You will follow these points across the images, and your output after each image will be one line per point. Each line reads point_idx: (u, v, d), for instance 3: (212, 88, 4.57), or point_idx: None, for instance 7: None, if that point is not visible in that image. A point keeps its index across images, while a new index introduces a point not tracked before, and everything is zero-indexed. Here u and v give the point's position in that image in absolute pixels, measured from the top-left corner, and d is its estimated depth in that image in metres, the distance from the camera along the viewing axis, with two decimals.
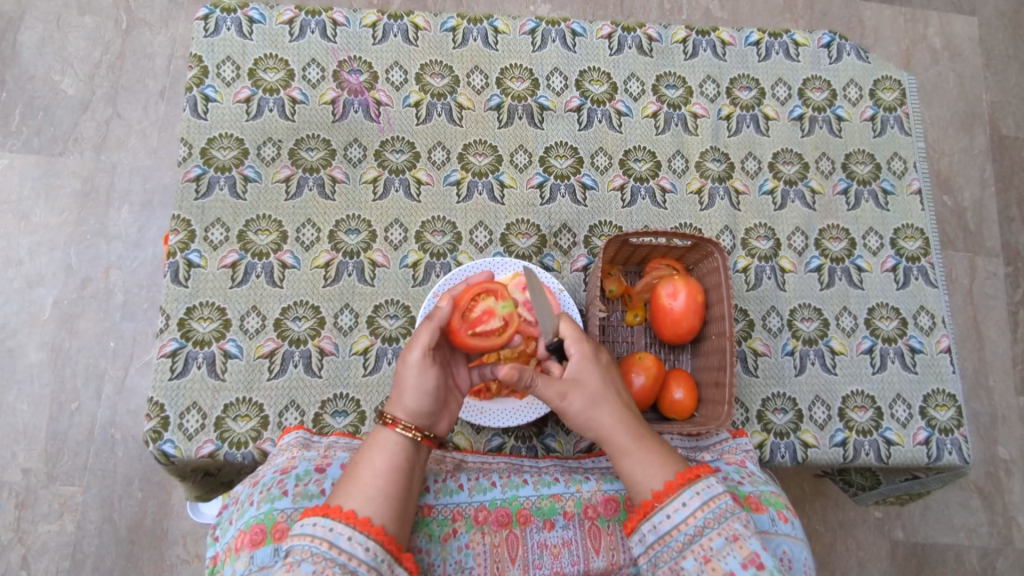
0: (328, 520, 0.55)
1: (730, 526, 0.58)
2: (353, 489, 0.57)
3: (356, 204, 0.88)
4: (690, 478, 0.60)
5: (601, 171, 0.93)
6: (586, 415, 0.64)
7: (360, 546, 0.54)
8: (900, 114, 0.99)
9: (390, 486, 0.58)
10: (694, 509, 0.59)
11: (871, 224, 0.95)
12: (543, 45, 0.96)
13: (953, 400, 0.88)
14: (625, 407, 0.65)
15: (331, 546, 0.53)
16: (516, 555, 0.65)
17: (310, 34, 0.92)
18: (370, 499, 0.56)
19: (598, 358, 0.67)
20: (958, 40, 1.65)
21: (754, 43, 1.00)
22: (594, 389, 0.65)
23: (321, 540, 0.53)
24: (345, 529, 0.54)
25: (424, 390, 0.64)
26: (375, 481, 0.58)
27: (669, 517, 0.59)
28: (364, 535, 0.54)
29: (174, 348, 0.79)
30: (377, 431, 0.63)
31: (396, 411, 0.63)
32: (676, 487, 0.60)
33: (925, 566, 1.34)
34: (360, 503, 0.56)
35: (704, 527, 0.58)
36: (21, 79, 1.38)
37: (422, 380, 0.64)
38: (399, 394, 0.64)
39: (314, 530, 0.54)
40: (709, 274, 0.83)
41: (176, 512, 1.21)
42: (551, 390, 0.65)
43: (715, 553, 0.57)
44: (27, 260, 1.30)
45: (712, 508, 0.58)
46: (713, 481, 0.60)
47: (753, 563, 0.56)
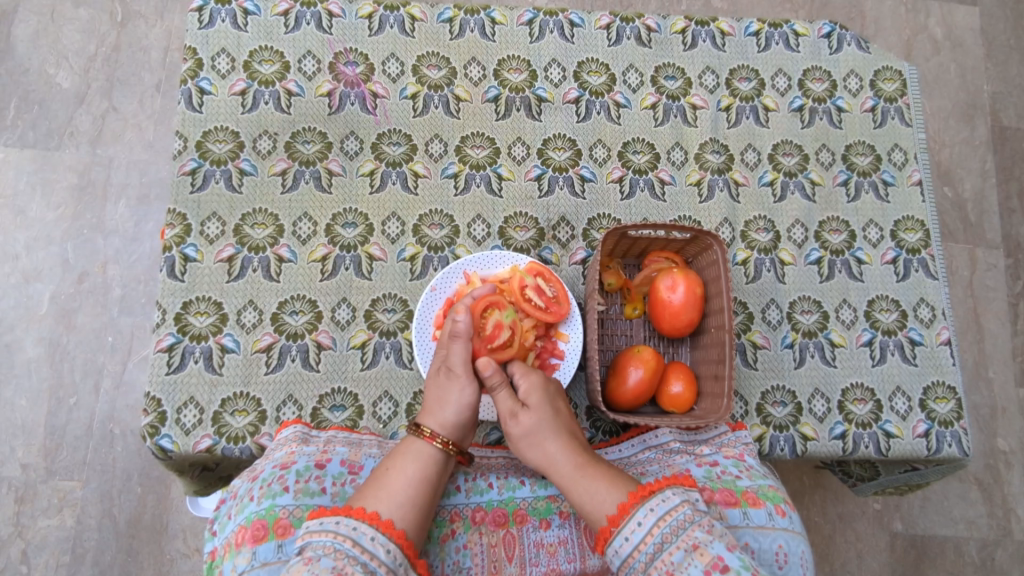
0: (352, 520, 0.55)
1: (689, 536, 0.57)
2: (380, 493, 0.58)
3: (353, 197, 0.88)
4: (643, 495, 0.60)
5: (599, 164, 0.93)
6: (531, 442, 0.67)
7: (382, 547, 0.54)
8: (900, 105, 0.99)
9: (418, 495, 0.59)
10: (650, 527, 0.58)
11: (871, 216, 0.94)
12: (540, 36, 0.95)
13: (953, 393, 0.87)
14: (570, 436, 0.67)
15: (355, 544, 0.54)
16: (513, 555, 0.64)
17: (305, 26, 0.91)
18: (397, 504, 0.57)
19: (545, 390, 0.71)
20: (958, 31, 1.64)
21: (754, 33, 0.99)
22: (537, 421, 0.67)
23: (344, 538, 0.54)
24: (369, 529, 0.55)
25: (464, 404, 0.67)
26: (404, 488, 0.59)
27: (628, 539, 0.59)
28: (387, 537, 0.55)
29: (170, 343, 0.79)
30: (410, 440, 0.65)
31: (433, 424, 0.65)
32: (629, 507, 0.60)
33: (924, 558, 1.34)
34: (385, 506, 0.57)
35: (662, 543, 0.57)
36: (14, 72, 1.37)
37: (462, 396, 0.68)
38: (437, 409, 0.67)
39: (337, 528, 0.54)
40: (708, 267, 0.83)
41: (175, 507, 1.21)
42: (506, 405, 0.69)
43: (677, 566, 0.56)
44: (24, 255, 1.30)
45: (667, 521, 0.58)
46: (667, 494, 0.60)
47: (716, 567, 0.55)
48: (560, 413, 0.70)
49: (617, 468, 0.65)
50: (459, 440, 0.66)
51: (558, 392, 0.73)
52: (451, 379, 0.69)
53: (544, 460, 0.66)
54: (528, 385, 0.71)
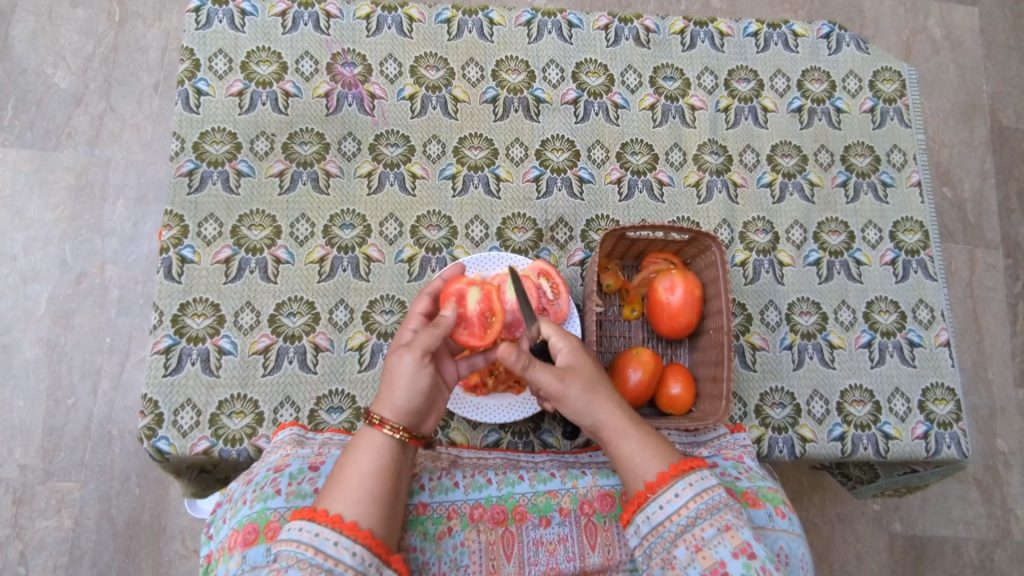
0: (314, 525, 0.54)
1: (722, 517, 0.58)
2: (339, 491, 0.57)
3: (350, 198, 0.87)
4: (684, 470, 0.60)
5: (598, 165, 0.92)
6: (586, 404, 0.64)
7: (346, 551, 0.53)
8: (899, 106, 0.98)
9: (377, 487, 0.57)
10: (687, 500, 0.58)
11: (870, 217, 0.94)
12: (539, 37, 0.95)
13: (952, 394, 0.87)
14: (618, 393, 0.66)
15: (317, 552, 0.53)
16: (512, 553, 0.64)
17: (302, 27, 0.91)
18: (356, 501, 0.56)
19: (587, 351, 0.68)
20: (958, 31, 1.64)
21: (753, 34, 0.99)
22: (592, 377, 0.65)
23: (306, 547, 0.53)
24: (330, 534, 0.54)
25: (416, 389, 0.62)
26: (361, 482, 0.57)
27: (662, 508, 0.59)
28: (351, 540, 0.54)
29: (167, 344, 0.78)
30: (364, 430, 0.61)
31: (385, 411, 0.61)
32: (669, 478, 0.60)
33: (923, 559, 1.34)
34: (345, 506, 0.55)
35: (696, 517, 0.58)
36: (12, 73, 1.37)
37: (417, 379, 0.63)
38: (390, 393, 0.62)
39: (300, 536, 0.54)
40: (707, 269, 0.83)
41: (173, 508, 1.21)
42: (549, 376, 0.64)
43: (706, 542, 0.57)
44: (21, 255, 1.30)
45: (704, 499, 0.58)
46: (706, 473, 0.60)
47: (745, 552, 0.56)
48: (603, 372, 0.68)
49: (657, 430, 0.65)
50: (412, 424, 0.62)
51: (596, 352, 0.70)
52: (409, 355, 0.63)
53: (591, 405, 0.64)
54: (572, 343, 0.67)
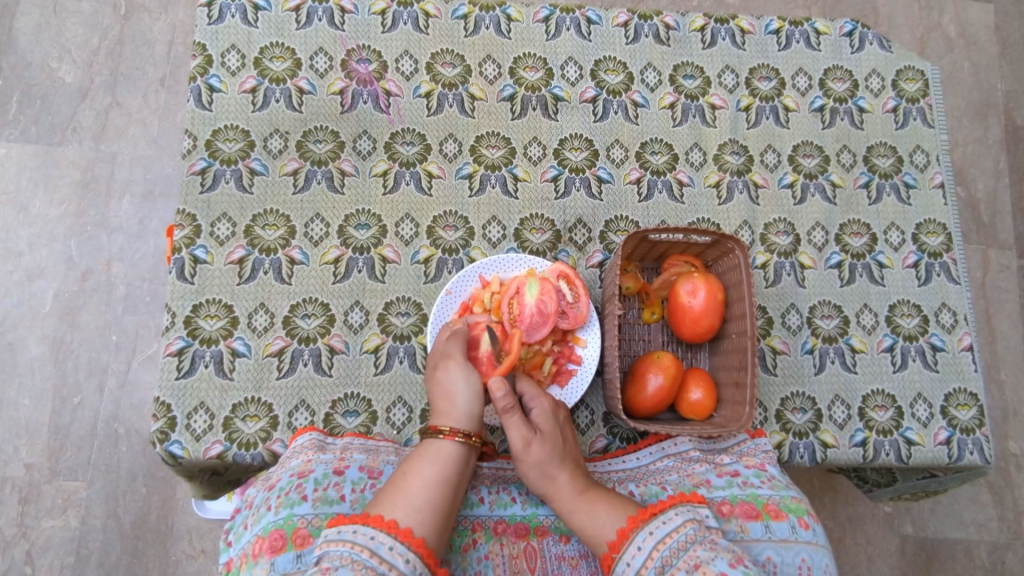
0: (369, 529, 0.52)
1: (691, 555, 0.56)
2: (397, 497, 0.56)
3: (366, 197, 0.86)
4: (643, 518, 0.59)
5: (617, 165, 0.91)
6: (542, 471, 0.64)
7: (401, 557, 0.52)
8: (922, 106, 0.97)
9: (436, 498, 0.57)
10: (650, 550, 0.57)
11: (892, 219, 0.93)
12: (557, 34, 0.93)
13: (975, 400, 0.86)
14: (575, 464, 0.66)
15: (372, 554, 0.51)
16: (535, 566, 0.62)
17: (317, 22, 0.89)
18: (415, 508, 0.55)
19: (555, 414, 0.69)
20: (973, 28, 1.62)
21: (775, 32, 0.97)
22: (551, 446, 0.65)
23: (361, 548, 0.51)
24: (387, 538, 0.52)
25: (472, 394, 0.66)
26: (423, 491, 0.57)
27: (629, 564, 0.57)
28: (406, 546, 0.52)
29: (180, 346, 0.77)
30: (428, 441, 0.62)
31: (450, 420, 0.64)
32: (628, 532, 0.59)
33: (934, 561, 1.33)
34: (404, 513, 0.54)
35: (665, 564, 0.56)
36: (17, 66, 1.35)
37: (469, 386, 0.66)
38: (449, 405, 0.65)
39: (354, 537, 0.52)
40: (729, 272, 0.81)
41: (180, 508, 1.20)
42: (517, 432, 0.65)
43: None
44: (26, 252, 1.28)
45: (667, 543, 0.57)
46: (668, 515, 0.59)
47: None
48: (566, 440, 0.68)
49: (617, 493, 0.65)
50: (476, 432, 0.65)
51: (565, 419, 0.72)
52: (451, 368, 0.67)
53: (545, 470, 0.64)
54: (540, 412, 0.68)
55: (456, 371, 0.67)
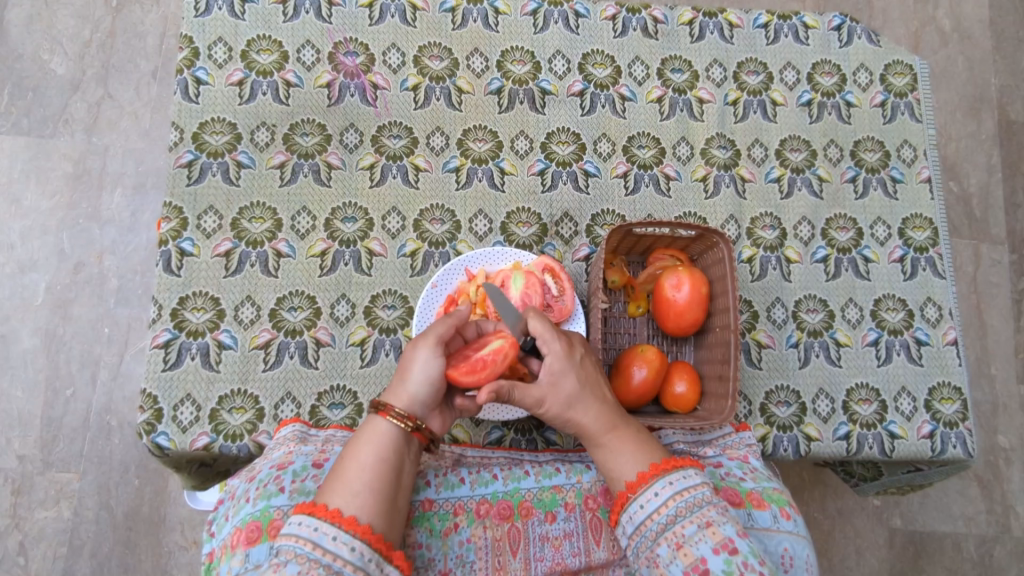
0: (313, 520, 0.53)
1: (704, 513, 0.58)
2: (337, 484, 0.56)
3: (352, 190, 0.86)
4: (664, 469, 0.60)
5: (604, 159, 0.91)
6: (566, 415, 0.64)
7: (345, 546, 0.53)
8: (910, 101, 0.97)
9: (376, 481, 0.57)
10: (666, 499, 0.59)
11: (879, 214, 0.93)
12: (545, 27, 0.93)
13: (959, 393, 0.86)
14: (603, 399, 0.65)
15: (315, 546, 0.52)
16: (518, 549, 0.64)
17: (304, 15, 0.89)
18: (354, 494, 0.55)
19: (569, 357, 0.65)
20: (967, 23, 1.62)
21: (763, 25, 0.97)
22: (569, 390, 0.64)
23: (305, 541, 0.53)
24: (330, 529, 0.53)
25: (428, 377, 0.63)
26: (361, 475, 0.57)
27: (643, 507, 0.59)
28: (350, 535, 0.53)
29: (167, 338, 0.77)
30: (370, 419, 0.61)
31: (395, 400, 0.62)
32: (648, 477, 0.60)
33: (922, 554, 1.34)
34: (344, 501, 0.55)
35: (676, 515, 0.58)
36: (8, 58, 1.35)
37: (427, 368, 0.63)
38: (399, 383, 0.63)
39: (299, 530, 0.53)
40: (714, 266, 0.82)
41: (172, 499, 1.21)
42: (528, 396, 0.64)
43: (687, 539, 0.57)
44: (19, 244, 1.28)
45: (685, 496, 0.59)
46: (689, 472, 0.60)
47: (725, 547, 0.56)
48: (588, 377, 0.65)
49: (643, 429, 0.65)
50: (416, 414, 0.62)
51: (584, 354, 0.67)
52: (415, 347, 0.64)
53: (568, 408, 0.64)
54: (551, 359, 0.64)
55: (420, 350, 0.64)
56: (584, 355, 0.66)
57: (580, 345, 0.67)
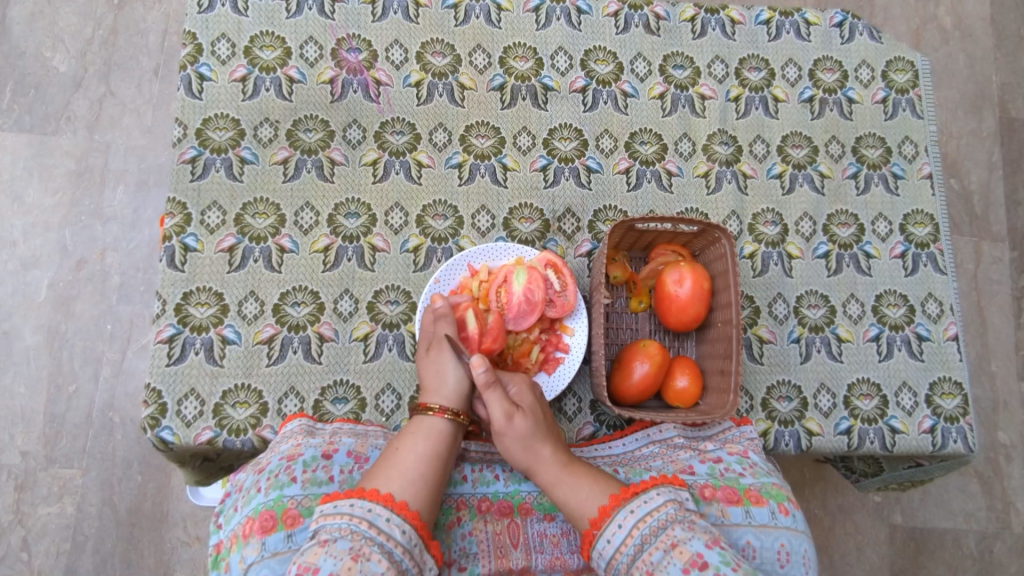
0: (366, 502, 0.55)
1: (669, 535, 0.57)
2: (392, 472, 0.58)
3: (356, 186, 0.86)
4: (624, 497, 0.60)
5: (606, 154, 0.91)
6: (524, 446, 0.65)
7: (397, 528, 0.54)
8: (912, 97, 0.97)
9: (428, 472, 0.60)
10: (630, 528, 0.58)
11: (880, 210, 0.93)
12: (547, 24, 0.93)
13: (960, 389, 0.87)
14: (558, 440, 0.67)
15: (369, 526, 0.53)
16: (518, 543, 0.64)
17: (307, 11, 0.89)
18: (410, 481, 0.58)
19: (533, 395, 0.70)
20: (969, 20, 1.62)
21: (764, 22, 0.97)
22: (532, 421, 0.67)
23: (359, 520, 0.53)
24: (384, 511, 0.54)
25: (462, 375, 0.71)
26: (416, 465, 0.60)
27: (610, 541, 0.59)
28: (402, 518, 0.55)
29: (171, 333, 0.78)
30: (419, 418, 0.67)
31: (439, 400, 0.69)
32: (609, 509, 0.60)
33: (923, 550, 1.34)
34: (399, 487, 0.57)
35: (642, 544, 0.58)
36: (11, 55, 1.35)
37: (458, 367, 0.71)
38: (438, 384, 0.70)
39: (352, 510, 0.54)
40: (716, 261, 0.82)
41: (175, 495, 1.21)
42: (499, 408, 0.66)
43: (657, 565, 0.56)
44: (21, 241, 1.28)
45: (647, 522, 0.58)
46: (649, 496, 0.60)
47: (695, 565, 0.55)
48: (541, 417, 0.68)
49: (598, 469, 0.66)
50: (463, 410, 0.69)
51: (542, 400, 0.72)
52: (439, 352, 0.72)
53: (527, 440, 0.65)
54: (519, 390, 0.70)
55: (447, 354, 0.72)
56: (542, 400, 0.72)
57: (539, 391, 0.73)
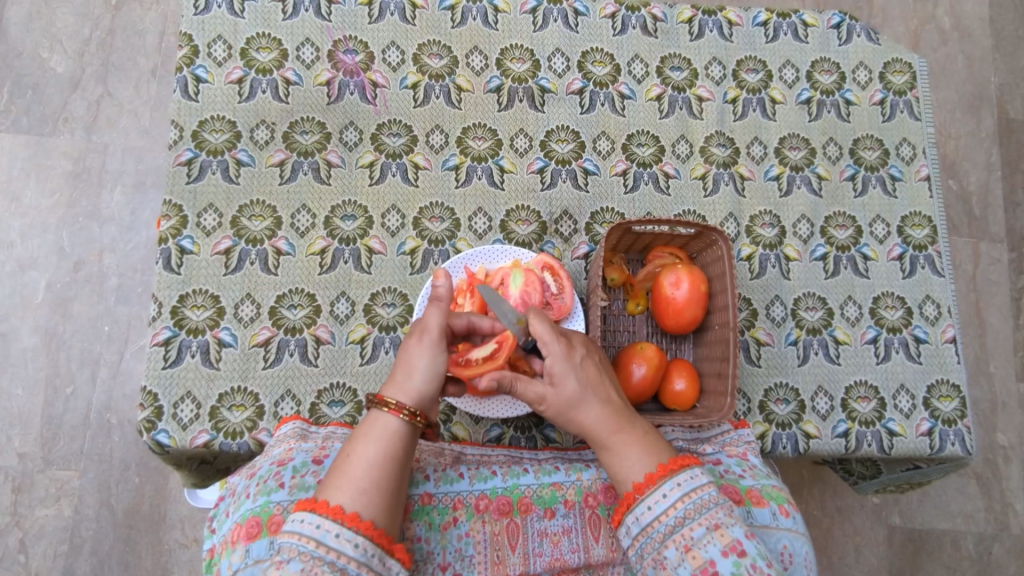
0: (315, 517, 0.53)
1: (712, 515, 0.57)
2: (341, 481, 0.56)
3: (352, 188, 0.86)
4: (673, 469, 0.59)
5: (603, 156, 0.91)
6: (567, 416, 0.63)
7: (349, 542, 0.53)
8: (909, 98, 0.97)
9: (380, 477, 0.56)
10: (675, 500, 0.58)
11: (878, 212, 0.93)
12: (544, 25, 0.93)
13: (957, 391, 0.87)
14: (606, 397, 0.64)
15: (318, 544, 0.52)
16: (516, 544, 0.64)
17: (303, 12, 0.89)
18: (359, 492, 0.55)
19: (568, 359, 0.63)
20: (967, 21, 1.62)
21: (762, 23, 0.97)
22: (571, 391, 0.63)
23: (307, 539, 0.52)
24: (332, 526, 0.53)
25: (433, 372, 0.64)
26: (366, 472, 0.56)
27: (650, 509, 0.58)
28: (352, 531, 0.53)
29: (167, 336, 0.77)
30: (374, 414, 0.60)
31: (399, 395, 0.61)
32: (656, 479, 0.59)
33: (921, 552, 1.34)
34: (347, 498, 0.54)
35: (684, 518, 0.57)
36: (8, 56, 1.35)
37: (432, 362, 0.64)
38: (406, 378, 0.63)
39: (301, 528, 0.53)
40: (713, 263, 0.82)
41: (173, 497, 1.21)
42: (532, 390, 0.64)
43: (696, 541, 0.56)
44: (18, 242, 1.28)
45: (692, 499, 0.58)
46: (696, 471, 0.59)
47: (734, 550, 0.56)
48: (590, 377, 0.64)
49: (650, 429, 0.63)
50: (425, 411, 0.62)
51: (586, 354, 0.65)
52: (421, 343, 0.65)
53: (570, 411, 0.63)
54: (553, 359, 0.63)
55: (426, 349, 0.64)
56: (585, 356, 0.65)
57: (580, 344, 0.66)
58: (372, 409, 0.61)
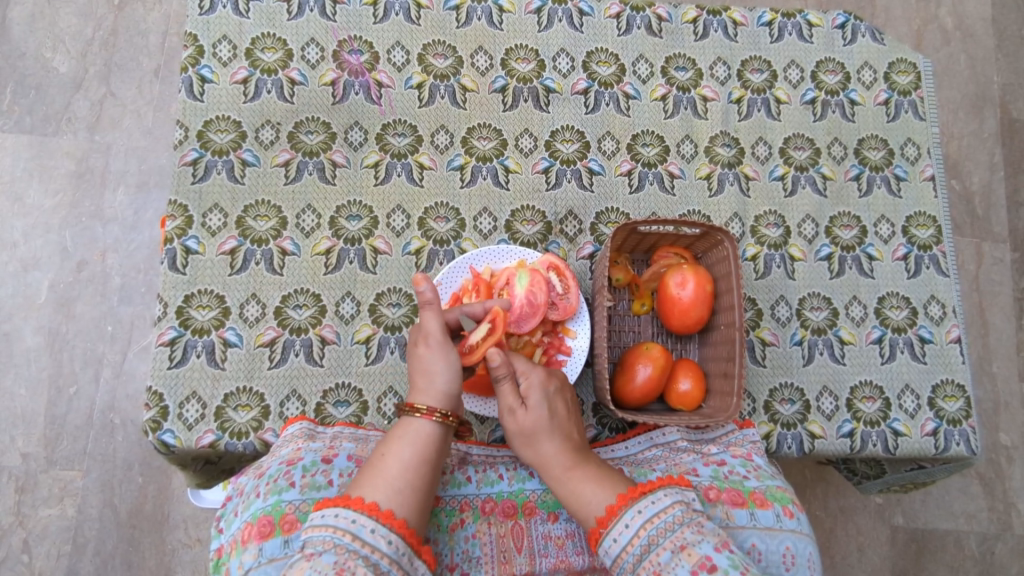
0: (351, 512, 0.53)
1: (678, 537, 0.56)
2: (376, 480, 0.56)
3: (357, 188, 0.86)
4: (632, 497, 0.58)
5: (608, 156, 0.91)
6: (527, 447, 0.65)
7: (383, 539, 0.52)
8: (914, 98, 0.97)
9: (414, 479, 0.57)
10: (637, 528, 0.57)
11: (883, 212, 0.93)
12: (549, 25, 0.93)
13: (962, 391, 0.87)
14: (568, 433, 0.65)
15: (354, 538, 0.52)
16: (522, 545, 0.64)
17: (308, 12, 0.89)
18: (395, 491, 0.55)
19: (544, 389, 0.67)
20: (970, 21, 1.62)
21: (767, 23, 0.97)
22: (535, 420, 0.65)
23: (343, 532, 0.52)
24: (368, 521, 0.53)
25: (451, 369, 0.65)
26: (401, 473, 0.57)
27: (616, 540, 0.57)
28: (387, 528, 0.53)
29: (173, 336, 0.77)
30: (406, 420, 0.62)
31: (429, 399, 0.63)
32: (618, 509, 0.58)
33: (924, 552, 1.34)
34: (383, 495, 0.55)
35: (649, 544, 0.56)
36: (11, 56, 1.35)
37: (448, 361, 0.65)
38: (427, 382, 0.64)
39: (337, 522, 0.52)
40: (719, 264, 0.82)
41: (176, 497, 1.21)
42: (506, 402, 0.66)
43: (664, 566, 0.55)
44: (22, 242, 1.28)
45: (655, 523, 0.57)
46: (658, 495, 0.58)
47: (704, 567, 0.54)
48: (558, 411, 0.66)
49: (608, 467, 0.64)
50: (455, 410, 0.64)
51: (560, 388, 0.69)
52: (430, 348, 0.66)
53: (530, 440, 0.65)
54: (529, 383, 0.67)
55: (437, 351, 0.66)
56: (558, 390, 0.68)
57: (557, 379, 0.69)
58: (404, 415, 0.62)
